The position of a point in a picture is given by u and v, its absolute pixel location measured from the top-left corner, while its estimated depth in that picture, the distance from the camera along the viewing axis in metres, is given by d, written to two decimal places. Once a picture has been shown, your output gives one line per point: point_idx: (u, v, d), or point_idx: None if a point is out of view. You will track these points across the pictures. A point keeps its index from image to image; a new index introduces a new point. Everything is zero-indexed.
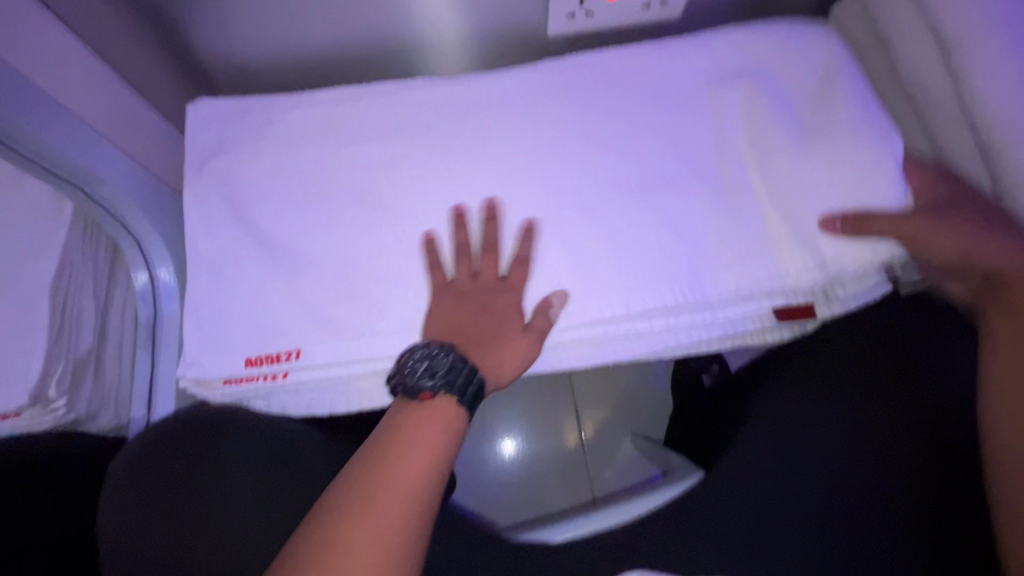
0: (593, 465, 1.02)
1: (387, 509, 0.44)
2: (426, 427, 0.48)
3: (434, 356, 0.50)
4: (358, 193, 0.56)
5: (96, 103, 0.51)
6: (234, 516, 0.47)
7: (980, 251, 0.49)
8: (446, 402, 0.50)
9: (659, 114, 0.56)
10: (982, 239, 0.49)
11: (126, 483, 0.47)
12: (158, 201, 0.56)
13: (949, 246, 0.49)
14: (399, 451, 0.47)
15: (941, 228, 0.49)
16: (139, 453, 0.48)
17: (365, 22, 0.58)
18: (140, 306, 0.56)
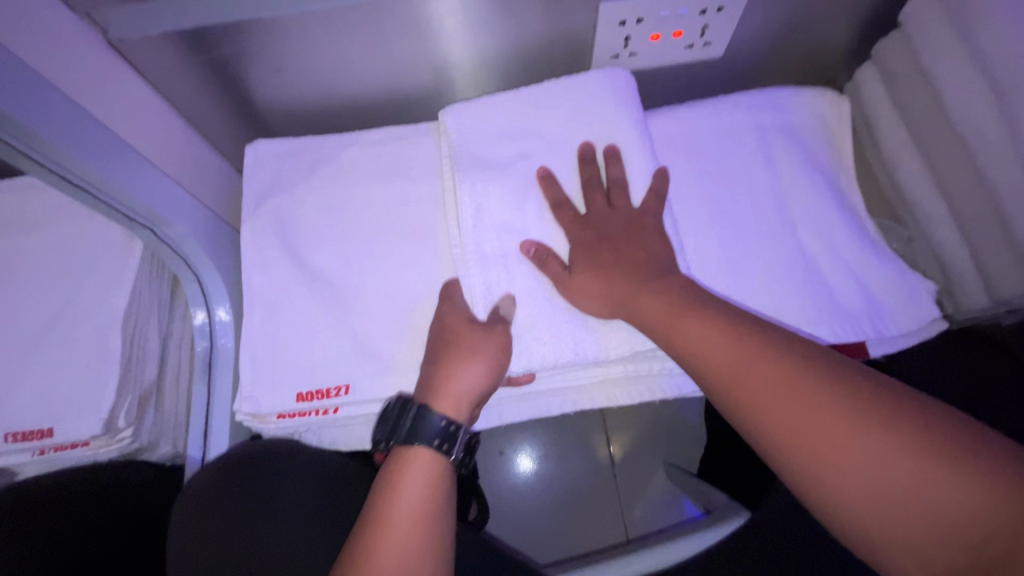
0: (625, 498, 1.00)
1: (393, 545, 0.44)
2: (410, 473, 0.48)
3: (392, 411, 0.50)
4: (407, 233, 0.58)
5: (165, 148, 0.54)
6: (304, 552, 0.47)
7: (614, 290, 0.50)
8: (422, 453, 0.48)
9: (691, 172, 0.61)
10: (719, 328, 0.45)
11: (194, 519, 0.47)
12: (217, 239, 0.58)
13: (742, 387, 0.43)
14: (392, 489, 0.47)
15: (663, 307, 0.47)
16: (198, 491, 0.48)
17: (419, 67, 0.61)
18: (196, 341, 0.57)
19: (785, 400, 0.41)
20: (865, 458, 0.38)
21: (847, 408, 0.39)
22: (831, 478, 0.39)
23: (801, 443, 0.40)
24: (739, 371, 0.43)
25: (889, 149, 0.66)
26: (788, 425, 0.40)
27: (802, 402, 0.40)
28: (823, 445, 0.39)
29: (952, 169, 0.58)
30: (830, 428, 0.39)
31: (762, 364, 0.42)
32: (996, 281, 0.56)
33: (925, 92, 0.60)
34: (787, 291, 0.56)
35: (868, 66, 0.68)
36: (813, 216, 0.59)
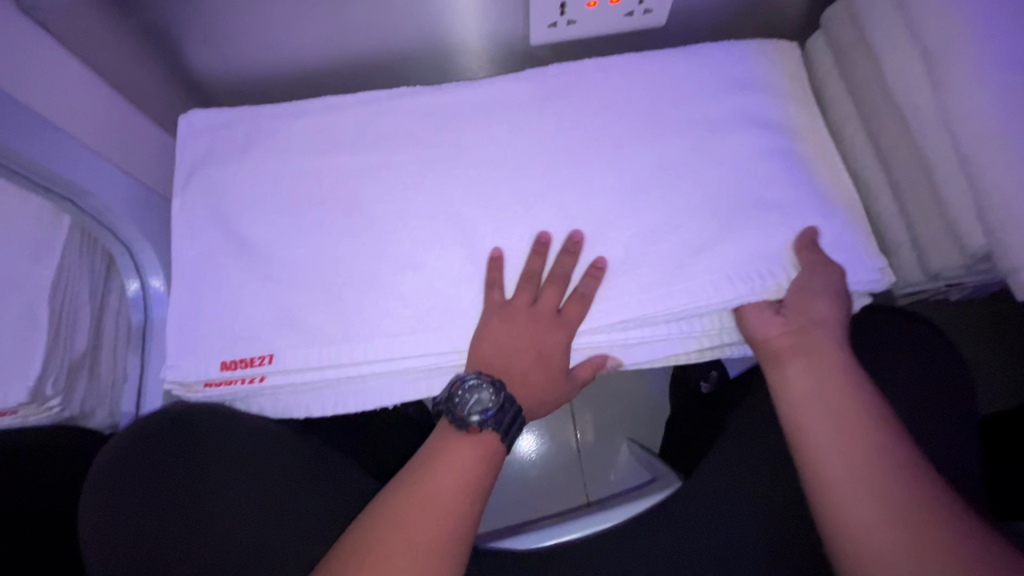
0: (588, 469, 1.02)
1: (439, 484, 0.49)
2: (463, 448, 0.52)
3: (483, 393, 0.52)
4: (340, 204, 0.57)
5: (88, 117, 0.53)
6: (225, 521, 0.48)
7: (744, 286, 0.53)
8: (489, 438, 0.52)
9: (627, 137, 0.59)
10: (812, 359, 0.51)
11: (111, 483, 0.47)
12: (149, 212, 0.59)
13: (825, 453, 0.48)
14: (440, 464, 0.51)
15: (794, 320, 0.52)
16: (125, 449, 0.49)
17: (352, 36, 0.60)
18: (130, 312, 0.58)
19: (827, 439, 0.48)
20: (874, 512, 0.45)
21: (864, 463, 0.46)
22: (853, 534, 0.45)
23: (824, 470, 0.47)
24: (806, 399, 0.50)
25: (835, 121, 0.65)
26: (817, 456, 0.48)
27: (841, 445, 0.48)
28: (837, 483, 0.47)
29: (890, 139, 0.57)
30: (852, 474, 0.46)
31: (829, 400, 0.49)
32: (929, 254, 0.55)
33: (868, 61, 0.59)
34: (731, 253, 0.53)
35: (818, 35, 0.66)
36: (762, 176, 0.56)
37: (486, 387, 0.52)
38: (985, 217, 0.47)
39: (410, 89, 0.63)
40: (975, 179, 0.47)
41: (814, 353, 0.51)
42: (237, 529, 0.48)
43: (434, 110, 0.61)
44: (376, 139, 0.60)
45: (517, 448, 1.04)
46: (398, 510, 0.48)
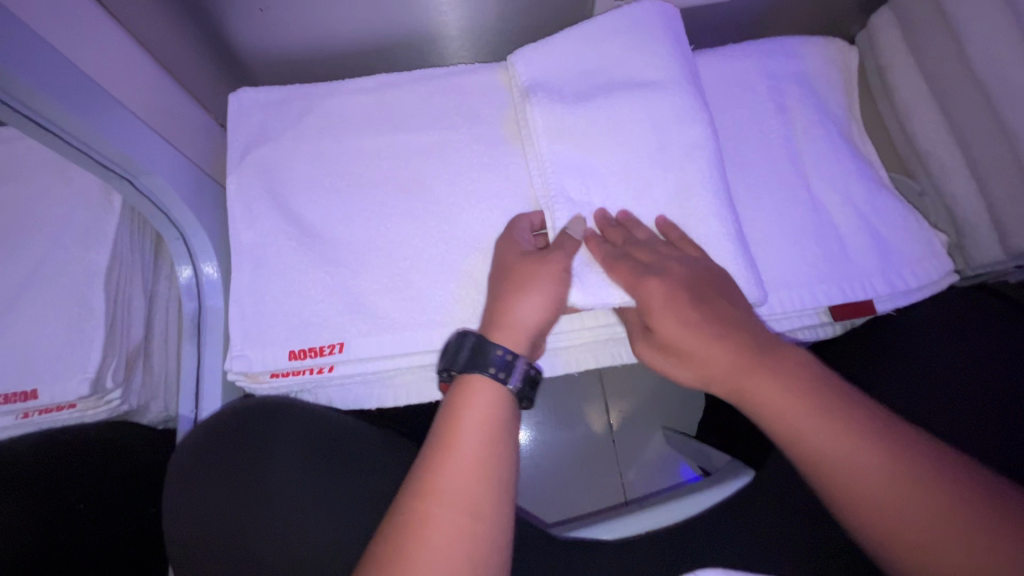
0: (624, 460, 1.00)
1: (459, 473, 0.42)
2: (478, 406, 0.45)
3: (457, 344, 0.47)
4: (403, 185, 0.55)
5: (145, 93, 0.50)
6: (297, 513, 0.46)
7: (715, 360, 0.44)
8: (476, 383, 0.46)
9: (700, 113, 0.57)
10: (775, 372, 0.43)
11: (186, 479, 0.46)
12: (201, 194, 0.55)
13: (822, 459, 0.41)
14: (459, 416, 0.44)
15: (689, 333, 0.44)
16: (196, 450, 0.47)
17: (414, 11, 0.57)
18: (183, 301, 0.55)
19: (872, 462, 0.40)
20: (934, 527, 0.38)
21: (912, 473, 0.40)
22: (889, 539, 0.39)
23: (866, 489, 0.40)
24: (781, 411, 0.43)
25: (902, 99, 0.64)
26: (836, 469, 0.41)
27: (873, 458, 0.40)
28: (871, 503, 0.40)
29: (971, 116, 0.56)
30: (897, 490, 0.40)
31: (789, 406, 0.42)
32: (1011, 232, 0.54)
33: (944, 37, 0.58)
34: (807, 251, 0.54)
35: (883, 10, 0.65)
36: (829, 171, 0.57)
37: (459, 337, 0.48)
38: None
39: (468, 65, 0.60)
40: None
41: (777, 369, 0.43)
42: (312, 520, 0.46)
43: (496, 87, 0.58)
44: (438, 117, 0.57)
45: (553, 440, 1.01)
46: (425, 510, 0.40)
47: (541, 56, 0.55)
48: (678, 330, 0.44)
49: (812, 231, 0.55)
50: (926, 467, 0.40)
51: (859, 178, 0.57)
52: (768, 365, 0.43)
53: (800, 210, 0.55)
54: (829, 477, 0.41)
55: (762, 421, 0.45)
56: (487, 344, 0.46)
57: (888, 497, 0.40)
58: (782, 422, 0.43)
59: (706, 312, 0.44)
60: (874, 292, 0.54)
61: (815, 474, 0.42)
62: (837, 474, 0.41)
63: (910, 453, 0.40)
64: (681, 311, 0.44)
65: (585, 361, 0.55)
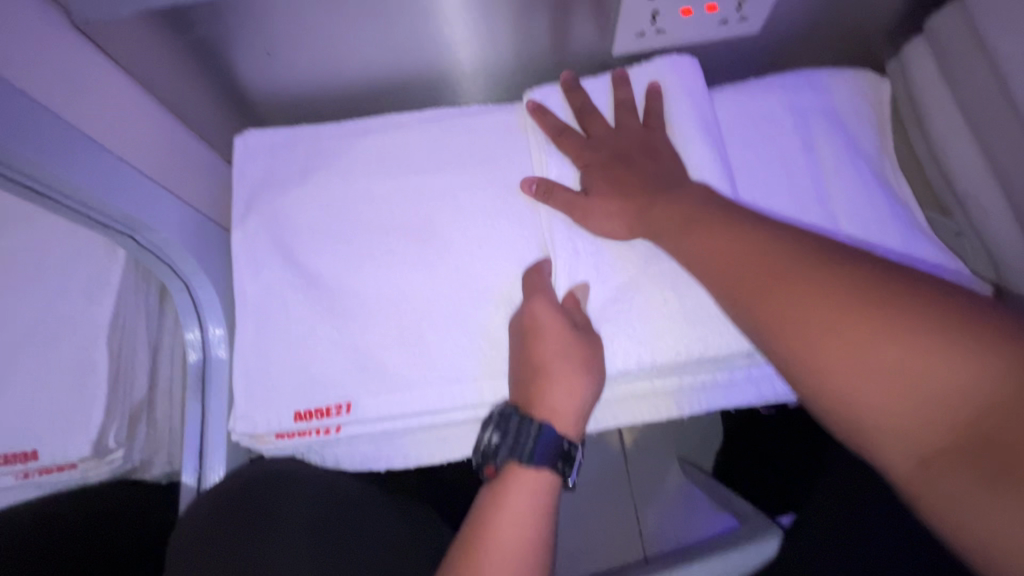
0: (639, 494, 0.97)
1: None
2: (516, 502, 0.45)
3: (503, 424, 0.46)
4: (414, 232, 0.52)
5: (146, 144, 0.49)
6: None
7: (631, 211, 0.48)
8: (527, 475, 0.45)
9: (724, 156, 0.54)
10: (667, 205, 0.46)
11: (198, 533, 0.43)
12: (206, 243, 0.54)
13: (748, 282, 0.41)
14: (499, 513, 0.44)
15: (697, 235, 0.44)
16: (217, 507, 0.45)
17: (426, 51, 0.55)
18: (189, 354, 0.53)
19: (821, 276, 0.38)
20: (940, 366, 0.33)
21: (890, 304, 0.35)
22: (824, 348, 0.37)
23: (850, 363, 0.36)
24: (726, 263, 0.42)
25: (939, 135, 0.60)
26: (803, 321, 0.38)
27: (847, 306, 0.36)
28: (836, 339, 0.36)
29: (1016, 160, 0.53)
30: (888, 337, 0.35)
31: (706, 249, 0.44)
32: None
33: (985, 73, 0.54)
34: None
35: (918, 41, 0.62)
36: (862, 217, 0.54)
37: (502, 415, 0.46)
38: None
39: (481, 105, 0.58)
40: None
41: (652, 205, 0.47)
42: None
43: (511, 129, 0.56)
44: (450, 161, 0.55)
45: None
46: None
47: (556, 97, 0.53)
48: (681, 244, 0.45)
49: None
50: (917, 310, 0.35)
51: (895, 225, 0.54)
52: (748, 236, 0.42)
53: None
54: (801, 337, 0.38)
55: (733, 296, 0.42)
56: (548, 438, 0.45)
57: (881, 351, 0.35)
58: (693, 251, 0.44)
59: (635, 181, 0.49)
60: None
61: (782, 322, 0.39)
62: (804, 324, 0.38)
63: (890, 302, 0.36)
64: (607, 205, 0.49)
65: (604, 419, 0.52)
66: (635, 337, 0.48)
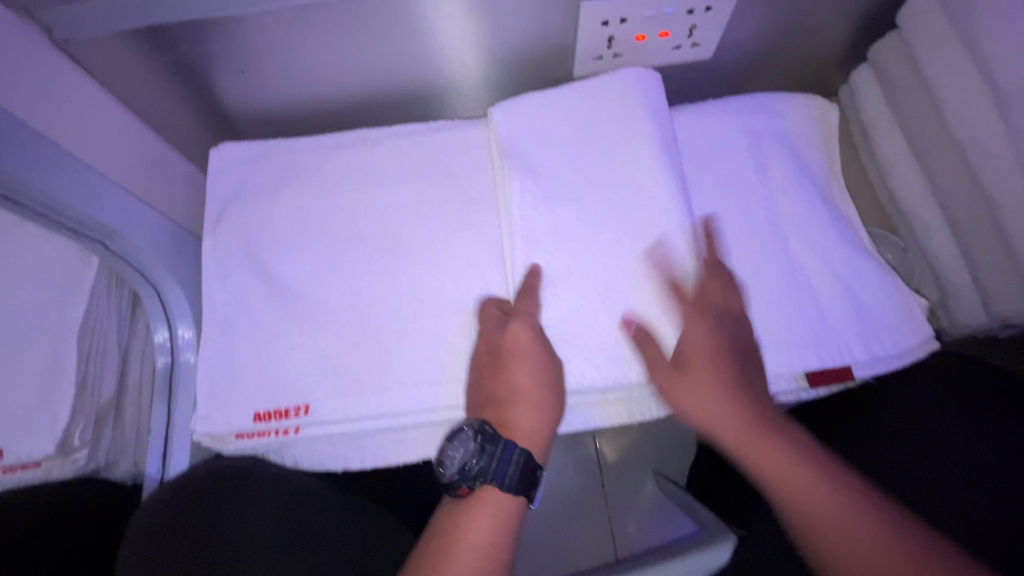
0: (613, 506, 0.98)
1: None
2: (478, 519, 0.45)
3: (468, 443, 0.46)
4: (379, 241, 0.55)
5: (121, 155, 0.51)
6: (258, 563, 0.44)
7: (661, 358, 0.48)
8: (497, 495, 0.46)
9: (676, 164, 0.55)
10: (725, 384, 0.47)
11: (149, 522, 0.45)
12: (179, 250, 0.56)
13: (767, 474, 0.46)
14: (460, 532, 0.45)
15: (705, 399, 0.47)
16: (170, 498, 0.46)
17: (394, 69, 0.58)
18: (157, 357, 0.55)
19: (799, 479, 0.44)
20: (886, 560, 0.41)
21: (886, 531, 0.42)
22: (811, 520, 0.44)
23: (828, 525, 0.43)
24: (735, 442, 0.47)
25: (885, 156, 0.63)
26: (804, 498, 0.44)
27: (817, 486, 0.44)
28: (838, 528, 0.43)
29: (951, 178, 0.56)
30: (850, 521, 0.43)
31: (725, 435, 0.47)
32: (995, 298, 0.53)
33: (922, 98, 0.57)
34: (782, 316, 0.53)
35: (864, 68, 0.65)
36: (807, 231, 0.57)
37: (465, 433, 0.46)
38: None
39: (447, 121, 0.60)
40: None
41: (713, 382, 0.47)
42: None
43: (475, 145, 0.58)
44: (416, 174, 0.57)
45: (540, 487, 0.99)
46: None
47: (517, 113, 0.55)
48: (684, 384, 0.47)
49: (789, 295, 0.54)
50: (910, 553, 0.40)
51: (838, 239, 0.56)
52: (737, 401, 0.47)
53: (777, 272, 0.54)
54: (807, 520, 0.44)
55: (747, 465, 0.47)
56: (516, 455, 0.46)
57: (830, 522, 0.43)
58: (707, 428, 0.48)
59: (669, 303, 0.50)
60: (852, 357, 0.52)
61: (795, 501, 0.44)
62: (805, 512, 0.44)
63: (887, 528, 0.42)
64: (649, 342, 0.48)
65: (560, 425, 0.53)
66: (584, 349, 0.49)
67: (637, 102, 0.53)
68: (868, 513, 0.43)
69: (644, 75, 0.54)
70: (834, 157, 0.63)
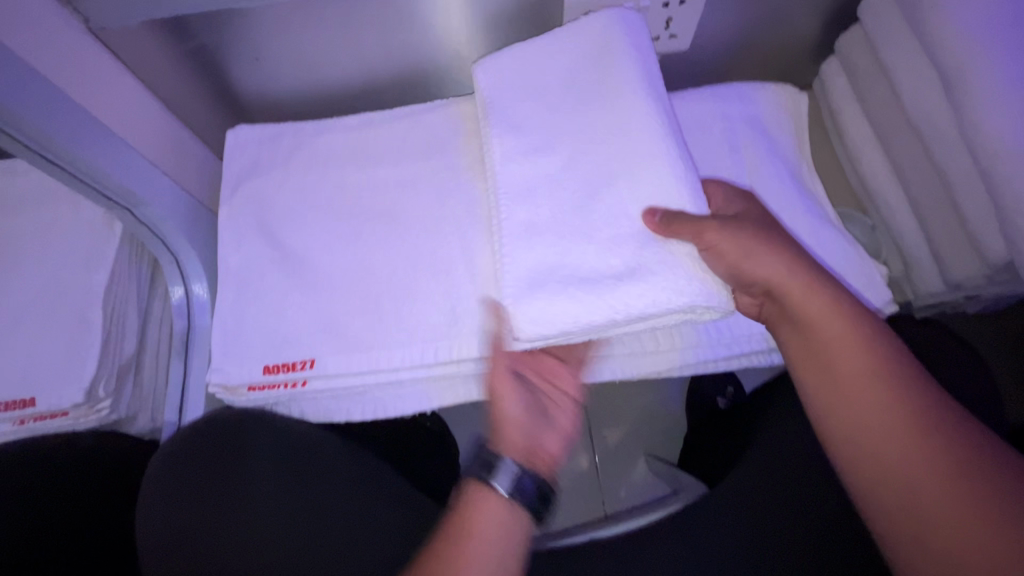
0: (606, 482, 1.01)
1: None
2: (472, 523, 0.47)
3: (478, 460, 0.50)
4: (380, 212, 0.59)
5: (147, 133, 0.57)
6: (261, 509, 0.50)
7: (772, 268, 0.48)
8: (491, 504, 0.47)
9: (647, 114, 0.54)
10: (787, 293, 0.48)
11: (168, 473, 0.51)
12: (196, 222, 0.61)
13: (854, 405, 0.45)
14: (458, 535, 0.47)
15: (809, 313, 0.47)
16: (184, 448, 0.52)
17: (396, 57, 0.63)
18: (175, 319, 0.60)
19: (895, 419, 0.44)
20: (949, 499, 0.40)
21: (968, 450, 0.41)
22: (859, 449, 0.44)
23: (897, 462, 0.43)
24: (854, 374, 0.46)
25: (852, 140, 0.68)
26: (849, 402, 0.45)
27: (917, 426, 0.43)
28: (874, 433, 0.44)
29: (908, 157, 0.60)
30: (925, 458, 0.42)
31: (856, 376, 0.45)
32: (950, 265, 0.58)
33: (882, 86, 0.62)
34: None
35: (833, 59, 0.70)
36: (775, 205, 0.61)
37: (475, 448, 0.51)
38: (1011, 231, 0.49)
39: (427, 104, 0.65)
40: (998, 194, 0.49)
41: (780, 286, 0.48)
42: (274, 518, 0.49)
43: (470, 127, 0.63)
44: (414, 152, 0.62)
45: None
46: None
47: (504, 91, 0.59)
48: (809, 307, 0.47)
49: None
50: (979, 462, 0.40)
51: (805, 212, 0.61)
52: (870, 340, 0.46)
53: None
54: (845, 426, 0.45)
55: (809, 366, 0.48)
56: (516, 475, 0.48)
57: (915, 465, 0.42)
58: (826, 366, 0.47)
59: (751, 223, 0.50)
60: None
61: (839, 403, 0.45)
62: (851, 421, 0.45)
63: (954, 441, 0.41)
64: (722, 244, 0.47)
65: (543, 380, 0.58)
66: None
67: (618, 48, 0.54)
68: (964, 437, 0.42)
69: (627, 22, 0.56)
70: (803, 141, 0.68)
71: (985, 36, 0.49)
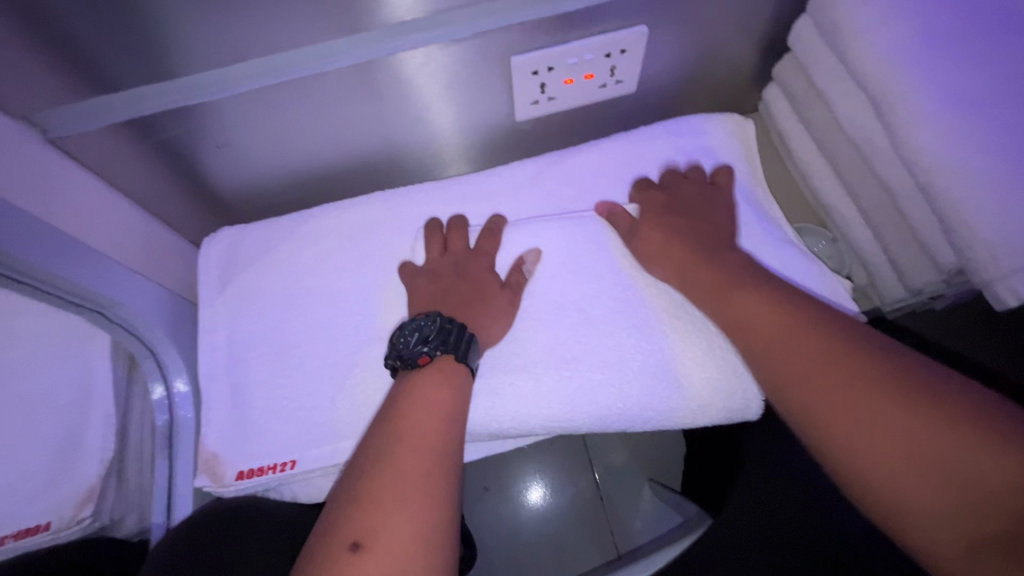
0: (615, 515, 1.00)
1: (412, 466, 0.45)
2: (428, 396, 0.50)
3: (424, 327, 0.54)
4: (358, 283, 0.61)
5: (118, 236, 0.59)
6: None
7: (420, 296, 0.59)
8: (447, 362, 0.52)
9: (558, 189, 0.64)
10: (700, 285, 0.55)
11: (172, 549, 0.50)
12: (170, 317, 0.62)
13: (764, 337, 0.48)
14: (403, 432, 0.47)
15: (744, 301, 0.51)
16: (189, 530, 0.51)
17: (356, 133, 0.64)
18: (156, 416, 0.61)
19: (814, 359, 0.46)
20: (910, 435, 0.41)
21: (938, 397, 0.42)
22: (813, 412, 0.44)
23: (856, 422, 0.42)
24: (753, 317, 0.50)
25: (802, 159, 0.71)
26: (763, 328, 0.49)
27: (818, 342, 0.46)
28: (870, 423, 0.42)
29: (854, 173, 0.63)
30: (869, 400, 0.42)
31: (759, 317, 0.49)
32: (909, 273, 0.60)
33: (819, 107, 0.65)
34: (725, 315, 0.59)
35: (773, 85, 0.74)
36: (736, 234, 0.63)
37: (420, 321, 0.54)
38: (954, 240, 0.51)
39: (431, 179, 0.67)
40: (937, 206, 0.51)
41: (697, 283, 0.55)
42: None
43: (435, 194, 0.65)
44: (382, 224, 0.64)
45: (536, 495, 1.02)
46: (386, 498, 0.44)
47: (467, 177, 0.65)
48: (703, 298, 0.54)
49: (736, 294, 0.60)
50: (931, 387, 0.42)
51: (766, 236, 0.63)
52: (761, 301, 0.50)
53: None
54: (793, 388, 0.46)
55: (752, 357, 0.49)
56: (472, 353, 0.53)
57: (871, 418, 0.42)
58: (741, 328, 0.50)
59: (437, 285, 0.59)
60: None
61: (756, 336, 0.49)
62: (803, 387, 0.45)
63: (900, 368, 0.44)
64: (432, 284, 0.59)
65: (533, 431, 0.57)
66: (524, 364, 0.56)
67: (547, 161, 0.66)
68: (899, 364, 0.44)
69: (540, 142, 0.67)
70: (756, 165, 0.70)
71: (905, 60, 0.52)
